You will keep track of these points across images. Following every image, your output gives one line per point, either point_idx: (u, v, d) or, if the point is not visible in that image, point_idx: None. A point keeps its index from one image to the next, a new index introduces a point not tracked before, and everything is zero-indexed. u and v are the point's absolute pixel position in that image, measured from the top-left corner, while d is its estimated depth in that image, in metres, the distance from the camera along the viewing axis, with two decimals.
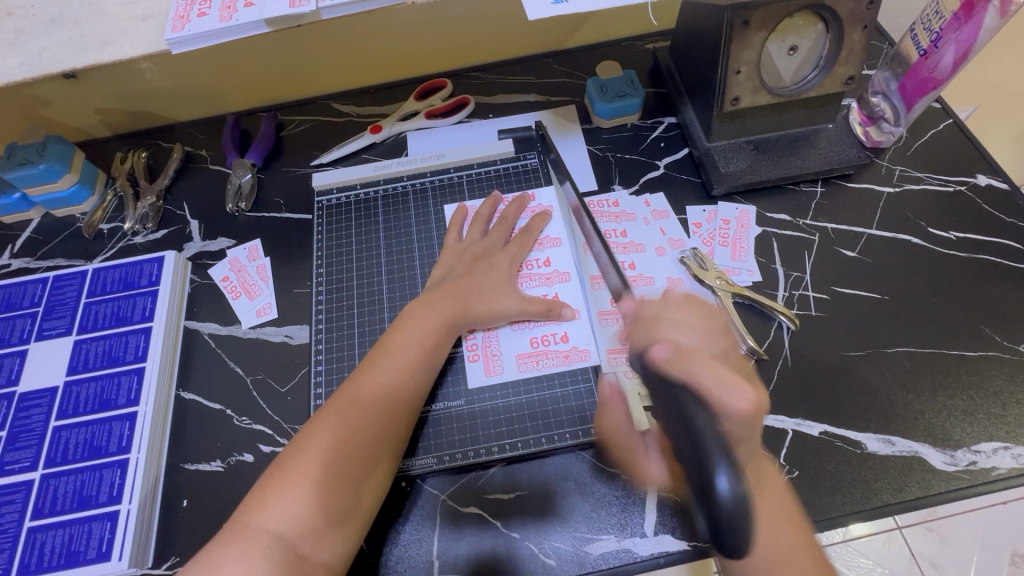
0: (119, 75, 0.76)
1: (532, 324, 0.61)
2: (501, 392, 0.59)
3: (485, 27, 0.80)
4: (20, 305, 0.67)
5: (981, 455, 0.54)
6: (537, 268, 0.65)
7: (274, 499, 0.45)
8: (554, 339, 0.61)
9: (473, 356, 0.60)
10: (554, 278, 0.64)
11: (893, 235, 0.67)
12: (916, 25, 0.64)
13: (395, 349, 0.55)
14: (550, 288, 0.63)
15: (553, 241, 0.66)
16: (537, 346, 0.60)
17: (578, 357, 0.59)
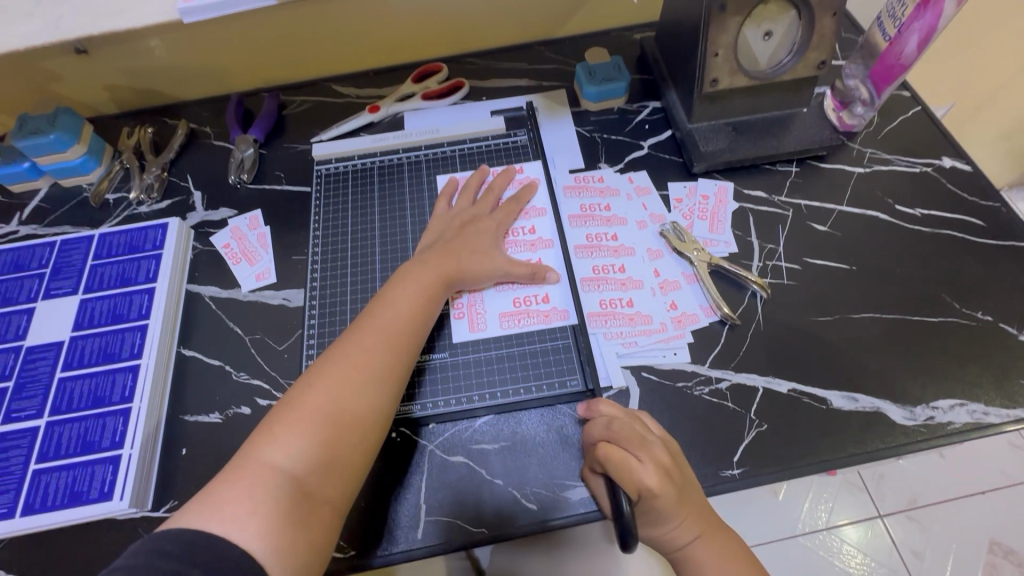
0: (127, 52, 0.79)
1: (517, 286, 0.65)
2: (485, 347, 0.62)
3: (479, 13, 0.84)
4: (28, 266, 0.69)
5: (938, 411, 0.57)
6: (523, 236, 0.68)
7: (281, 437, 0.46)
8: (537, 300, 0.64)
9: (459, 313, 0.63)
10: (538, 245, 0.68)
11: (862, 212, 0.70)
12: (882, 15, 0.68)
13: (391, 302, 0.57)
14: (534, 254, 0.67)
15: (539, 211, 0.70)
16: (519, 305, 0.64)
17: (558, 316, 0.63)
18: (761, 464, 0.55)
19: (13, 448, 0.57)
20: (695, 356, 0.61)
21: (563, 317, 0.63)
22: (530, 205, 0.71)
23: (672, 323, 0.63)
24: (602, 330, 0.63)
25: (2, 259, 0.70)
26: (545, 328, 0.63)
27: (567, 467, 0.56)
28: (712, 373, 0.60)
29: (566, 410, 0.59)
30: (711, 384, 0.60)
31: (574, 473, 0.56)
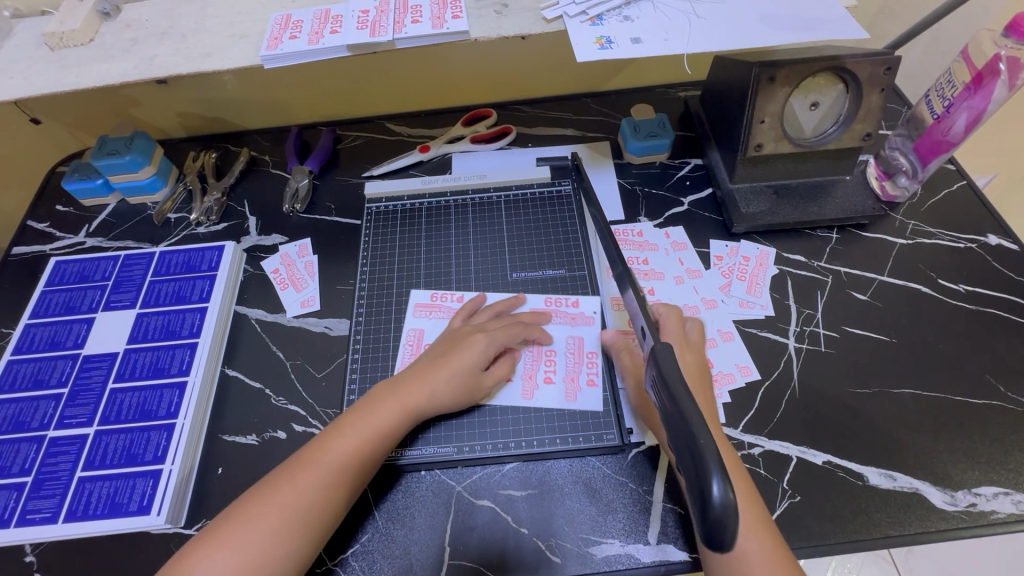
0: (202, 83, 0.85)
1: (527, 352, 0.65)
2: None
3: (530, 66, 0.88)
4: (92, 278, 0.73)
5: (980, 497, 0.56)
6: (564, 307, 0.68)
7: (199, 558, 0.47)
8: (544, 372, 0.64)
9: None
10: (578, 319, 0.68)
11: (903, 283, 0.70)
12: (931, 92, 0.69)
13: (347, 428, 0.55)
14: (573, 329, 0.67)
15: (586, 318, 0.67)
16: (527, 379, 0.64)
17: (518, 393, 0.63)
18: (792, 537, 0.54)
19: (62, 453, 0.60)
20: (727, 419, 0.61)
21: (568, 399, 0.62)
22: (571, 309, 0.68)
23: None
24: None
25: (69, 269, 0.75)
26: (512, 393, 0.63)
27: (594, 523, 0.56)
28: (745, 438, 0.60)
29: (596, 464, 0.59)
30: (743, 448, 0.59)
31: (601, 529, 0.56)
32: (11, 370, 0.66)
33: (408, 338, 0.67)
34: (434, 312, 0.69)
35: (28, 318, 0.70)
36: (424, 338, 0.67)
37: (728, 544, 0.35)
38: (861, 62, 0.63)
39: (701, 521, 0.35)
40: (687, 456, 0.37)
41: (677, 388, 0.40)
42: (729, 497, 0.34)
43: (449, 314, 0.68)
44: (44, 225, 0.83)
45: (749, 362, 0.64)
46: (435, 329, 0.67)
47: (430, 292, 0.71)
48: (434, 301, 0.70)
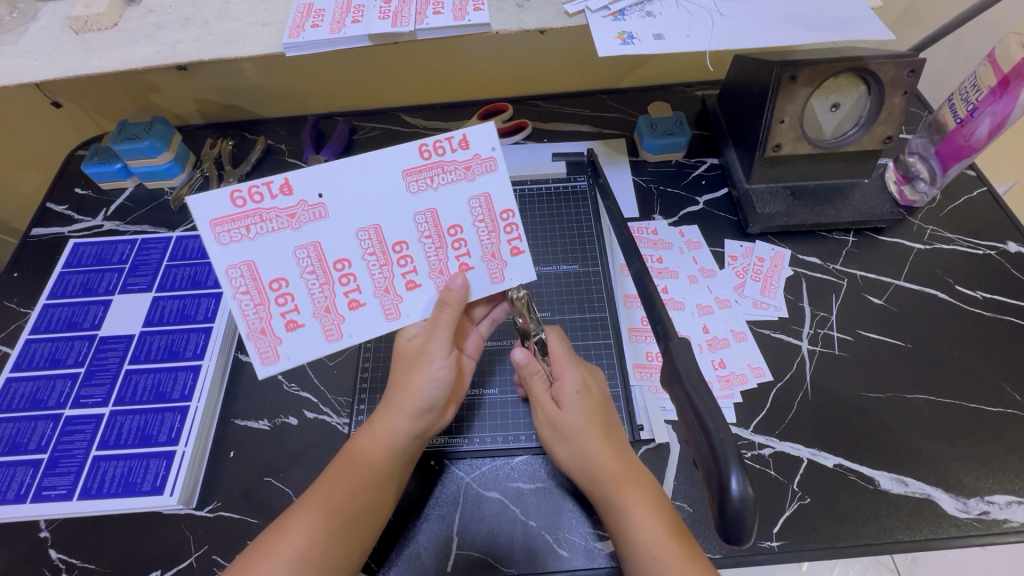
0: (223, 71, 0.85)
1: (425, 239, 0.51)
2: (354, 329, 0.52)
3: (548, 61, 0.88)
4: (109, 261, 0.74)
5: (994, 506, 0.55)
6: (449, 155, 0.49)
7: None
8: (455, 257, 0.52)
9: (297, 322, 0.51)
10: (473, 167, 0.50)
11: (920, 289, 0.69)
12: (955, 95, 0.68)
13: (372, 430, 0.53)
14: (471, 182, 0.50)
15: (484, 164, 0.50)
16: (443, 233, 0.51)
17: (429, 288, 0.53)
18: (801, 539, 0.54)
19: (77, 432, 0.61)
20: (738, 420, 0.61)
21: (494, 281, 0.54)
22: (462, 154, 0.50)
23: (719, 382, 0.63)
24: (645, 383, 0.63)
25: (87, 251, 0.75)
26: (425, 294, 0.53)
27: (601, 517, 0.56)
28: (756, 438, 0.60)
29: None
30: (753, 448, 0.59)
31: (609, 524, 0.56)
32: (30, 349, 0.67)
33: (297, 263, 0.50)
34: (257, 228, 0.48)
35: (47, 299, 0.71)
36: (326, 252, 0.50)
37: (744, 538, 0.36)
38: (884, 64, 0.63)
39: (720, 515, 0.37)
40: (706, 454, 0.39)
41: (698, 383, 0.41)
42: (747, 492, 0.36)
43: (270, 212, 0.48)
44: (63, 208, 0.84)
45: (762, 362, 0.64)
46: (329, 232, 0.49)
47: (230, 198, 0.47)
48: (243, 213, 0.47)
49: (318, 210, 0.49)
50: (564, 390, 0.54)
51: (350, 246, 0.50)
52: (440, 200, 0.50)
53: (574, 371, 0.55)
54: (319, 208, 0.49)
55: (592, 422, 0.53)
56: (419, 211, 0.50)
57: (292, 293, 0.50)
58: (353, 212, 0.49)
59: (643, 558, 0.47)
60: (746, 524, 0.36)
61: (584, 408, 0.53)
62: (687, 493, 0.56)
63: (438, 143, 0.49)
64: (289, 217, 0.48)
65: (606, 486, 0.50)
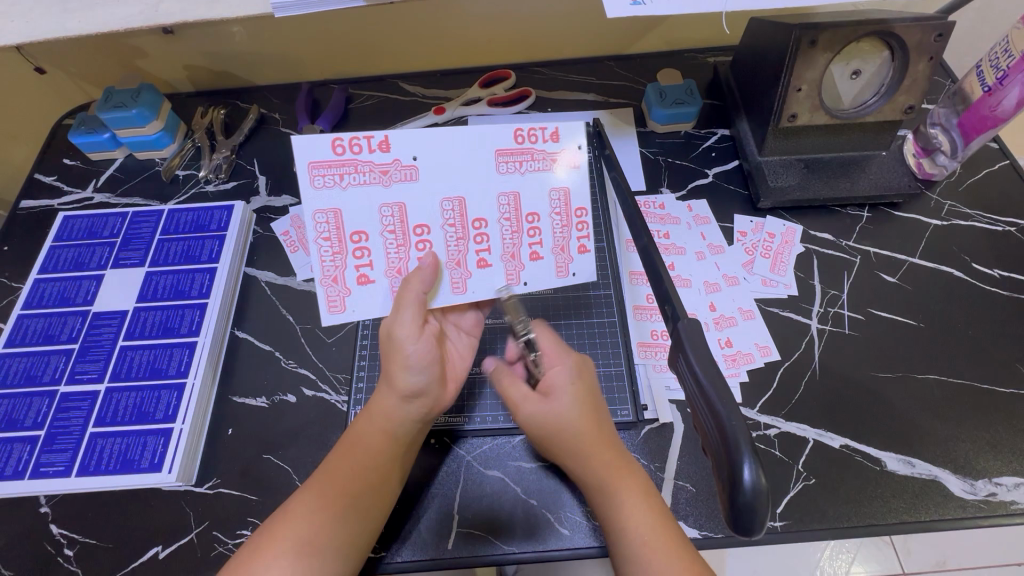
0: (211, 35, 0.81)
1: (503, 221, 0.49)
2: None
3: (554, 24, 0.84)
4: (100, 234, 0.72)
5: (1001, 487, 0.54)
6: (540, 145, 0.48)
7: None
8: (530, 247, 0.50)
9: (367, 280, 0.50)
10: (560, 161, 0.49)
11: (935, 266, 0.67)
12: (984, 62, 0.64)
13: (371, 417, 0.52)
14: (556, 176, 0.49)
15: (571, 160, 0.49)
16: (523, 220, 0.49)
17: (496, 274, 0.51)
18: (804, 520, 0.54)
19: (74, 409, 0.60)
20: (743, 400, 0.60)
21: (558, 275, 0.51)
22: (551, 146, 0.48)
23: (725, 361, 0.61)
24: (650, 362, 0.62)
25: (77, 224, 0.73)
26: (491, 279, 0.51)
27: None
28: (761, 418, 0.59)
29: None
30: (758, 429, 0.58)
31: None
32: (22, 325, 0.66)
33: (380, 220, 0.48)
34: (350, 178, 0.47)
35: (37, 273, 0.69)
36: (410, 215, 0.48)
37: (755, 528, 0.36)
38: (911, 27, 0.59)
39: (731, 506, 0.36)
40: (717, 442, 0.38)
41: (710, 365, 0.39)
42: (760, 482, 0.35)
43: (365, 168, 0.47)
44: (52, 179, 0.82)
45: (769, 341, 0.63)
46: (415, 195, 0.48)
47: (332, 144, 0.46)
48: (340, 160, 0.47)
49: (410, 171, 0.47)
50: (554, 381, 0.53)
51: (431, 213, 0.49)
52: (524, 185, 0.49)
53: (569, 364, 0.54)
54: (410, 169, 0.47)
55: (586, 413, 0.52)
56: (502, 193, 0.49)
57: (370, 249, 0.49)
58: (438, 181, 0.48)
59: (633, 550, 0.46)
60: (759, 514, 0.35)
61: (579, 400, 0.52)
62: (691, 473, 0.56)
63: (533, 130, 0.47)
64: (382, 174, 0.47)
65: (600, 477, 0.50)
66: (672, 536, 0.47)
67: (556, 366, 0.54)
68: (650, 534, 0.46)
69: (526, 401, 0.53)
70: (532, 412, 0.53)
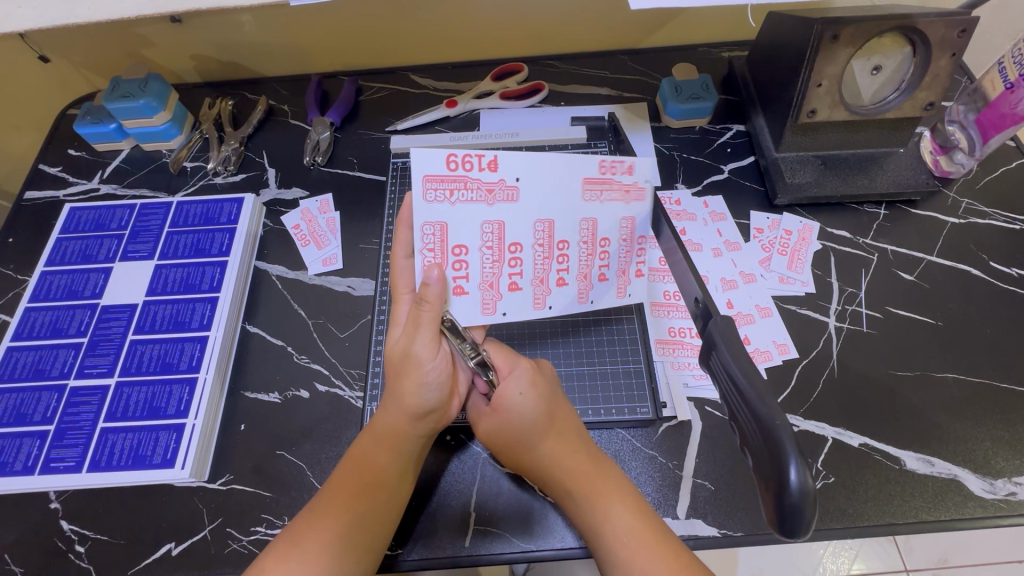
0: (219, 24, 0.80)
1: (586, 246, 0.49)
2: (509, 309, 0.51)
3: (568, 17, 0.83)
4: (108, 226, 0.71)
5: (1021, 487, 0.54)
6: (618, 176, 0.47)
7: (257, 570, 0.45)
8: (599, 269, 0.51)
9: (461, 290, 0.50)
10: (632, 193, 0.47)
11: (953, 265, 0.67)
12: (1007, 57, 0.62)
13: (376, 432, 0.52)
14: (626, 207, 0.48)
15: (640, 192, 0.47)
16: (595, 246, 0.49)
17: (573, 293, 0.52)
18: (823, 518, 0.53)
19: (83, 403, 0.59)
20: None
21: (621, 296, 0.53)
22: (626, 176, 0.47)
23: None
24: (668, 359, 0.61)
25: (84, 216, 0.72)
26: (569, 296, 0.52)
27: None
28: None
29: (625, 436, 0.58)
30: None
31: None
32: (30, 318, 0.64)
33: (481, 236, 0.49)
34: (459, 194, 0.47)
35: (44, 265, 0.68)
36: (507, 232, 0.48)
37: (803, 528, 0.35)
38: (934, 23, 0.58)
39: (776, 507, 0.35)
40: (757, 439, 0.37)
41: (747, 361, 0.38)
42: (807, 483, 0.34)
43: (475, 189, 0.47)
44: (56, 170, 0.80)
45: (787, 339, 0.62)
46: (515, 216, 0.48)
47: (445, 159, 0.46)
48: (452, 176, 0.47)
49: (512, 192, 0.47)
50: (507, 392, 0.51)
51: (525, 231, 0.49)
52: (603, 212, 0.48)
53: (517, 370, 0.52)
54: (513, 190, 0.47)
55: (539, 421, 0.51)
56: (583, 219, 0.48)
57: (468, 261, 0.49)
58: (536, 203, 0.48)
59: (618, 555, 0.46)
60: (805, 514, 0.35)
61: (531, 406, 0.51)
62: (710, 471, 0.55)
63: (614, 162, 0.46)
64: (487, 193, 0.47)
65: (572, 484, 0.50)
66: (661, 543, 0.46)
67: (511, 379, 0.52)
68: (631, 540, 0.46)
69: (485, 419, 0.53)
70: (490, 431, 0.53)
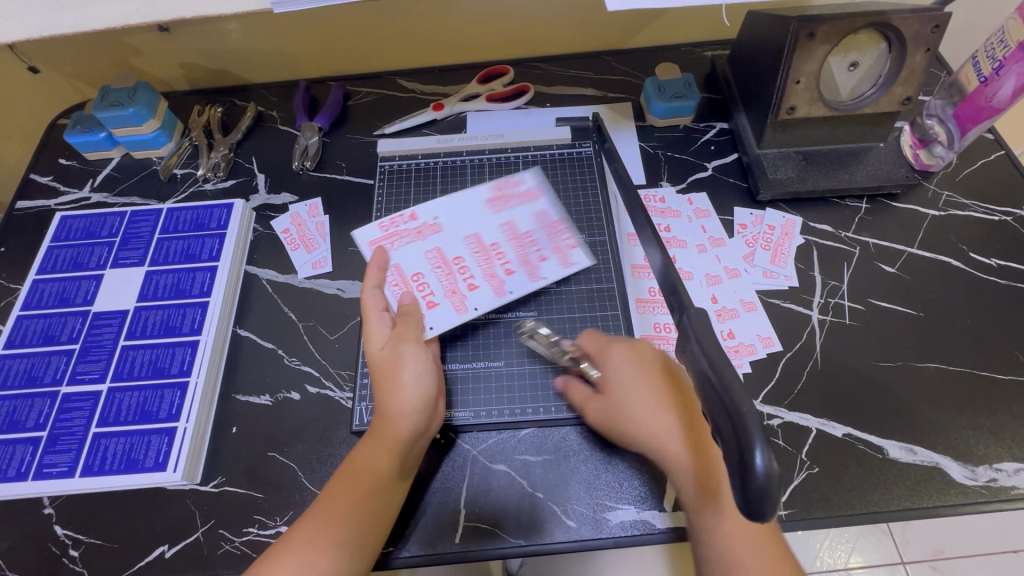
0: (206, 32, 0.81)
1: (512, 242, 0.67)
2: (477, 305, 0.62)
3: (552, 19, 0.84)
4: (99, 234, 0.72)
5: (1001, 473, 0.55)
6: (513, 190, 0.71)
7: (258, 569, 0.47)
8: (535, 253, 0.66)
9: (432, 303, 0.62)
10: (529, 196, 0.70)
11: (934, 256, 0.68)
12: (979, 52, 0.64)
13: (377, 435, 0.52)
14: (529, 207, 0.69)
15: (533, 193, 0.70)
16: (518, 237, 0.67)
17: (524, 274, 0.65)
18: (808, 508, 0.54)
19: (76, 409, 0.59)
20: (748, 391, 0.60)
21: (565, 266, 0.65)
22: (518, 188, 0.71)
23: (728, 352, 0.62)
24: None
25: (75, 224, 0.73)
26: (525, 281, 0.64)
27: (610, 489, 0.56)
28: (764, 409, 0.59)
29: None
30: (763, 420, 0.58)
31: (618, 495, 0.56)
32: (22, 325, 0.65)
33: (427, 261, 0.65)
34: (399, 241, 0.66)
35: (36, 273, 0.69)
36: (447, 252, 0.65)
37: (768, 512, 0.35)
38: (908, 19, 0.59)
39: (742, 491, 0.36)
40: (728, 425, 0.37)
41: (714, 352, 0.39)
42: (772, 467, 0.34)
43: (408, 235, 0.66)
44: (47, 179, 0.81)
45: (771, 333, 0.63)
46: (446, 240, 0.66)
47: (378, 226, 0.67)
48: (388, 232, 0.67)
49: (436, 226, 0.67)
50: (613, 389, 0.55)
51: (459, 247, 0.66)
52: (515, 215, 0.69)
53: (618, 366, 0.55)
54: (436, 225, 0.68)
55: (656, 421, 0.53)
56: (501, 223, 0.68)
57: (427, 282, 0.63)
58: (460, 227, 0.67)
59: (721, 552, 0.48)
60: (771, 499, 0.35)
61: (643, 399, 0.54)
62: None
63: (507, 182, 0.71)
64: (417, 232, 0.67)
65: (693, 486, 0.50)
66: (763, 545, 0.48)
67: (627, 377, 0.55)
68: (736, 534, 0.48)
69: (590, 405, 0.57)
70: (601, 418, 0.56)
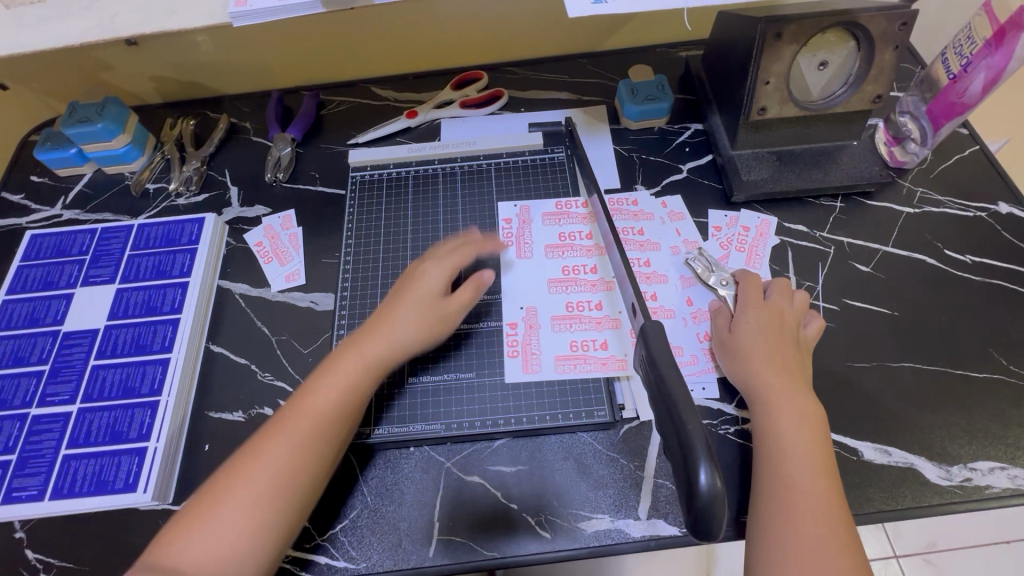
0: (175, 45, 0.80)
1: (567, 254, 0.69)
2: (619, 308, 0.65)
3: (524, 23, 0.83)
4: (69, 252, 0.71)
5: (976, 472, 0.55)
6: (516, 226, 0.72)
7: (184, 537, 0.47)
8: (580, 239, 0.70)
9: (603, 342, 0.62)
10: (525, 216, 0.72)
11: (908, 255, 0.67)
12: (948, 48, 0.64)
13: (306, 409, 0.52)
14: (533, 224, 0.72)
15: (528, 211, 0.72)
16: (563, 240, 0.70)
17: (605, 293, 0.66)
18: None
19: (46, 431, 0.59)
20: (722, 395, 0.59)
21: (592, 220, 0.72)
22: (520, 213, 0.72)
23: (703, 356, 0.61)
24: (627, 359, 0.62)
25: (45, 242, 0.72)
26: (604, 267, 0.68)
27: (585, 499, 0.55)
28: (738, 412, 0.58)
29: (587, 439, 0.58)
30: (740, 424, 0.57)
31: (593, 504, 0.55)
32: None
33: (560, 330, 0.64)
34: (524, 342, 0.63)
35: (6, 293, 0.68)
36: (555, 312, 0.65)
37: (714, 532, 0.37)
38: (875, 17, 0.59)
39: (691, 513, 0.38)
40: (677, 447, 0.39)
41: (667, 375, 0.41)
42: (715, 489, 0.37)
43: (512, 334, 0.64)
44: (18, 197, 0.80)
45: None
46: (541, 307, 0.66)
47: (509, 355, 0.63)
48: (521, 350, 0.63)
49: (529, 313, 0.65)
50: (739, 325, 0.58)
51: (555, 300, 0.66)
52: (544, 234, 0.71)
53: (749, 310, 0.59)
54: (530, 311, 0.65)
55: (753, 367, 0.55)
56: (548, 251, 0.70)
57: (588, 336, 0.63)
58: (528, 293, 0.67)
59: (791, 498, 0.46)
60: (716, 520, 0.37)
61: (751, 335, 0.56)
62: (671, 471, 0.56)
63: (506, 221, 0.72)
64: (530, 325, 0.64)
65: (779, 420, 0.51)
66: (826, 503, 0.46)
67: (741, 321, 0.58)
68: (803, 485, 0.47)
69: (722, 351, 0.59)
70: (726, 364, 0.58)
